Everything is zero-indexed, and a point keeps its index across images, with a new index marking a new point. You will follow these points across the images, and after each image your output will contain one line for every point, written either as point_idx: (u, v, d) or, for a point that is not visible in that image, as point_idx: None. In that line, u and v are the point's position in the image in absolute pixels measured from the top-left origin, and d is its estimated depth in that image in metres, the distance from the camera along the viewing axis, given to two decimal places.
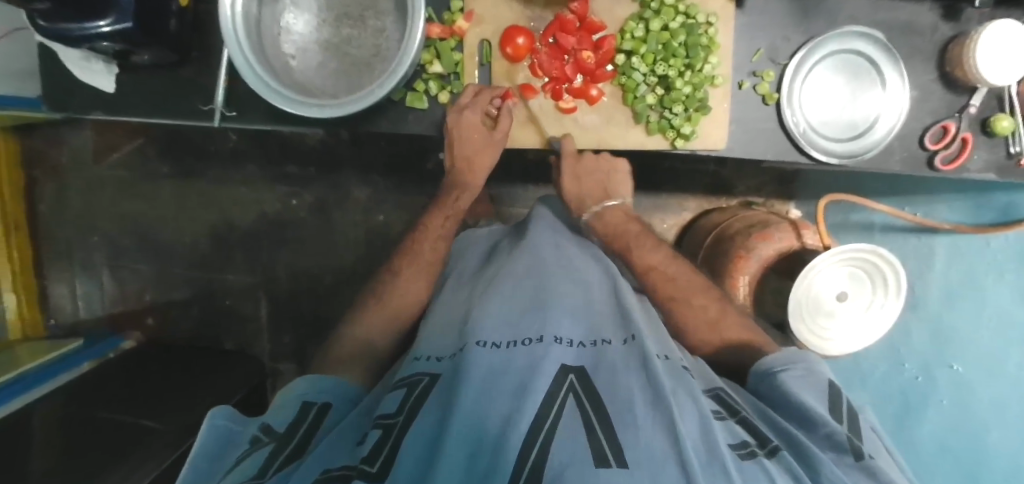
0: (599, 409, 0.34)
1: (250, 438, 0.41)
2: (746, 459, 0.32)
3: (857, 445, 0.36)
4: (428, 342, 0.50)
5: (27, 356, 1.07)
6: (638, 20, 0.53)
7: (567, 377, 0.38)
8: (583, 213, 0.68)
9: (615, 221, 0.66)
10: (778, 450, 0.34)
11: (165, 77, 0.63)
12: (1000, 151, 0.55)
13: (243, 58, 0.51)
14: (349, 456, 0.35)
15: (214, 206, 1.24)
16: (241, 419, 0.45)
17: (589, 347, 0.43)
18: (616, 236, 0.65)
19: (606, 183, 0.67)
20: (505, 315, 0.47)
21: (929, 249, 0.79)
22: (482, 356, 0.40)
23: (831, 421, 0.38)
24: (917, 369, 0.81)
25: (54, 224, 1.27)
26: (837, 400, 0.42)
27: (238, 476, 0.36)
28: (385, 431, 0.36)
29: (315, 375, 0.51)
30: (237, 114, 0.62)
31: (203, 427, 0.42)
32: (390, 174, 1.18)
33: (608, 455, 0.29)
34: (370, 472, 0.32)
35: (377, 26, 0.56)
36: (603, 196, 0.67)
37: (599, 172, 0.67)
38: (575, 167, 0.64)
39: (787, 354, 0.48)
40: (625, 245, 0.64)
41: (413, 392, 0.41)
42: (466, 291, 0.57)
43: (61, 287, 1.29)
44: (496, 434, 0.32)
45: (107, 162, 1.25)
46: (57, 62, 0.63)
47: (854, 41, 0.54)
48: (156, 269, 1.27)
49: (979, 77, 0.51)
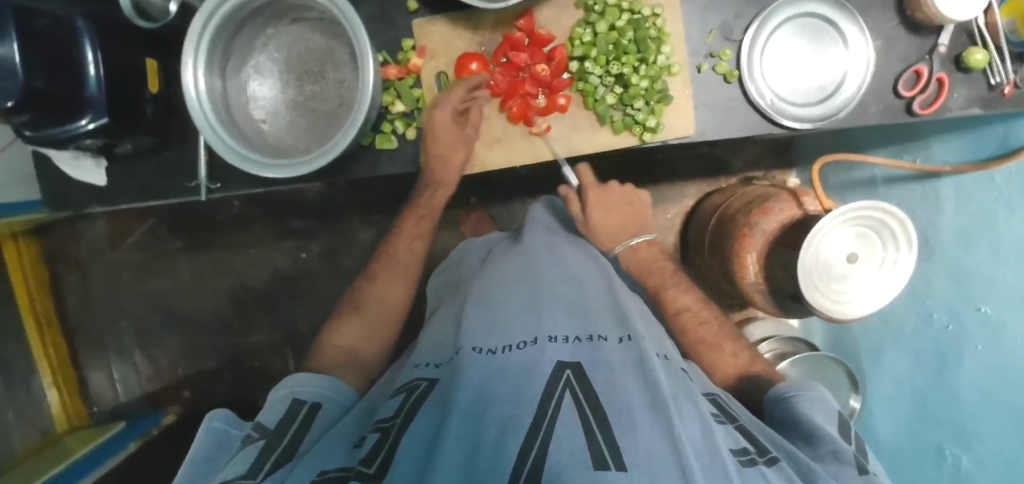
0: (597, 411, 0.33)
1: (244, 436, 0.43)
2: (746, 465, 0.32)
3: (861, 462, 0.37)
4: (428, 350, 0.51)
5: (75, 445, 1.11)
6: (585, 25, 0.54)
7: (563, 374, 0.38)
8: (615, 248, 0.65)
9: (646, 257, 0.65)
10: (776, 460, 0.34)
11: (152, 160, 0.65)
12: (981, 85, 0.54)
13: (216, 136, 0.52)
14: (347, 458, 0.37)
15: (228, 272, 1.27)
16: (234, 420, 0.46)
17: (585, 343, 0.43)
18: (650, 273, 0.64)
19: (636, 219, 0.66)
20: (500, 317, 0.47)
21: (936, 193, 0.73)
22: (477, 362, 0.40)
23: (837, 440, 0.38)
24: (947, 318, 0.73)
25: (82, 314, 1.32)
26: (846, 426, 0.42)
27: (233, 471, 0.37)
28: (383, 433, 0.38)
29: (311, 374, 0.52)
30: (222, 185, 0.64)
31: (200, 429, 0.44)
32: (391, 212, 1.19)
33: (606, 455, 0.29)
34: (367, 473, 0.33)
35: (337, 78, 0.58)
36: (633, 230, 0.66)
37: (627, 204, 0.66)
38: (600, 200, 0.64)
39: (797, 382, 0.48)
40: (660, 283, 0.62)
41: (411, 395, 0.42)
42: (460, 297, 0.58)
43: (98, 374, 1.33)
44: (494, 438, 0.32)
45: (123, 247, 1.30)
46: (52, 166, 0.67)
47: (806, 4, 0.53)
48: (183, 342, 1.31)
49: (941, 16, 0.50)
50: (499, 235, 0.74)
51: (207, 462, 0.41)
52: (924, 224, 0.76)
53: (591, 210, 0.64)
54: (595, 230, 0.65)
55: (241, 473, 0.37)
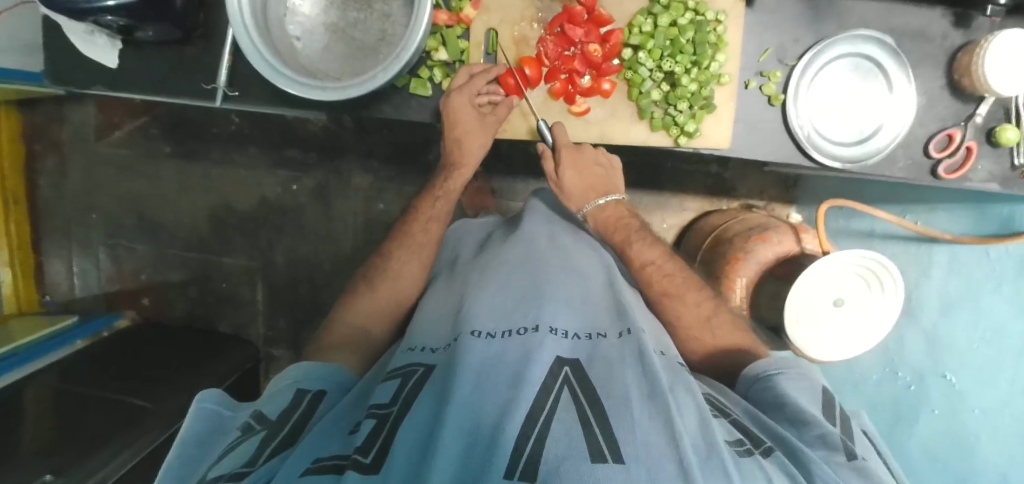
0: (594, 405, 0.34)
1: (241, 425, 0.42)
2: (742, 455, 0.33)
3: (848, 447, 0.38)
4: (424, 331, 0.50)
5: (22, 330, 1.07)
6: (646, 15, 0.54)
7: (561, 371, 0.38)
8: (582, 209, 0.63)
9: (613, 217, 0.62)
10: (771, 450, 0.36)
11: (169, 53, 0.62)
12: (1005, 163, 0.55)
13: (250, 42, 0.50)
14: (341, 444, 0.36)
15: (214, 188, 1.23)
16: (230, 403, 0.46)
17: (584, 339, 0.43)
18: (618, 231, 0.61)
19: (604, 178, 0.62)
20: (501, 305, 0.46)
21: (927, 257, 0.75)
22: (477, 346, 0.40)
23: (823, 423, 0.40)
24: (910, 378, 0.76)
25: (52, 199, 1.27)
26: (828, 405, 0.44)
27: (230, 462, 0.36)
28: (380, 422, 0.36)
29: (312, 361, 0.52)
30: (240, 94, 0.61)
31: (191, 409, 0.44)
32: (391, 163, 1.16)
33: (605, 449, 0.29)
34: (364, 463, 0.32)
35: (384, 11, 0.55)
36: (598, 189, 0.62)
37: (598, 165, 0.62)
38: (576, 159, 0.58)
39: (780, 360, 0.50)
40: (626, 237, 0.60)
41: (407, 381, 0.41)
42: (459, 282, 0.57)
43: (57, 263, 1.28)
44: (491, 426, 0.32)
45: (108, 139, 1.24)
46: (60, 35, 0.63)
47: (863, 45, 0.54)
48: (154, 249, 1.27)
49: (987, 87, 0.50)
50: (497, 220, 0.73)
51: (199, 444, 0.41)
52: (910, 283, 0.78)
53: (566, 170, 0.58)
54: (565, 188, 0.61)
55: (239, 464, 0.36)
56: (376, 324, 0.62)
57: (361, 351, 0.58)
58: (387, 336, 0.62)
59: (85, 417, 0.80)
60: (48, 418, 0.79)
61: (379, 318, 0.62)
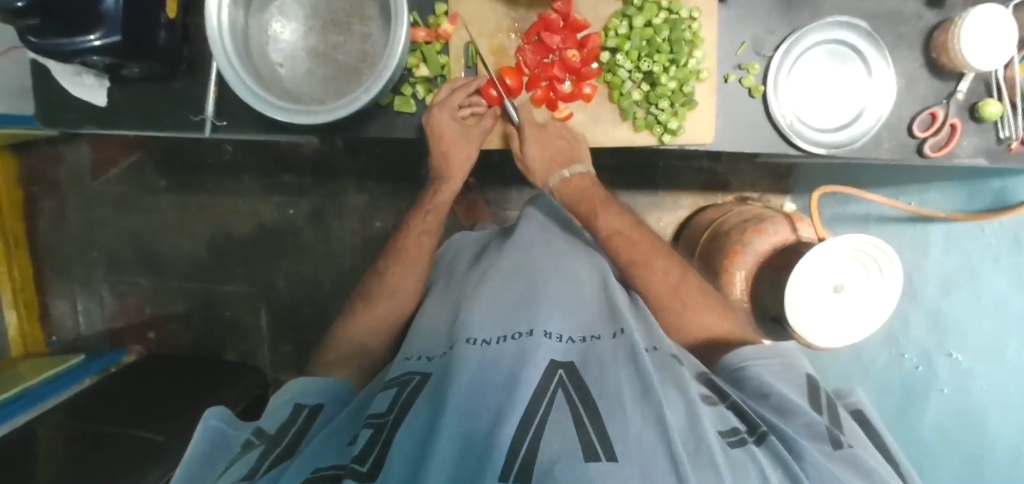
0: (588, 405, 0.34)
1: (244, 442, 0.42)
2: (734, 447, 0.33)
3: (835, 436, 0.37)
4: (421, 342, 0.50)
5: (28, 371, 1.08)
6: (621, 17, 0.55)
7: (556, 373, 0.38)
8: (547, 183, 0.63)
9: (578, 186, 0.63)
10: (766, 436, 0.35)
11: (157, 89, 0.63)
12: (990, 137, 0.55)
13: (233, 72, 0.51)
14: (339, 456, 0.36)
15: (212, 217, 1.24)
16: (233, 422, 0.46)
17: (578, 342, 0.43)
18: (583, 200, 0.62)
19: (569, 153, 0.60)
20: (496, 312, 0.46)
21: (925, 237, 0.74)
22: (473, 353, 0.40)
23: (809, 412, 0.39)
24: (917, 359, 0.77)
25: (53, 240, 1.28)
26: (813, 392, 0.44)
27: (231, 477, 0.36)
28: (377, 429, 0.36)
29: (311, 377, 0.52)
30: (228, 124, 0.62)
31: (196, 428, 0.44)
32: (385, 181, 1.17)
33: (597, 449, 0.29)
34: (360, 472, 0.32)
35: (363, 32, 0.56)
36: (565, 161, 0.60)
37: (563, 142, 0.59)
38: (539, 136, 0.58)
39: (763, 347, 0.49)
40: (592, 208, 0.62)
41: (404, 389, 0.41)
42: (455, 293, 0.57)
43: (61, 302, 1.29)
44: (487, 432, 0.32)
45: (104, 177, 1.25)
46: (49, 78, 0.64)
47: (838, 31, 0.54)
48: (156, 283, 1.27)
49: (965, 63, 0.51)
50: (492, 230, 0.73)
51: (203, 463, 0.41)
52: (908, 264, 0.78)
53: (527, 146, 0.59)
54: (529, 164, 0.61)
55: (239, 478, 0.36)
56: (376, 341, 0.62)
57: (361, 368, 0.58)
58: (387, 352, 0.62)
59: (94, 456, 0.80)
60: (59, 459, 0.79)
61: (379, 336, 0.62)
